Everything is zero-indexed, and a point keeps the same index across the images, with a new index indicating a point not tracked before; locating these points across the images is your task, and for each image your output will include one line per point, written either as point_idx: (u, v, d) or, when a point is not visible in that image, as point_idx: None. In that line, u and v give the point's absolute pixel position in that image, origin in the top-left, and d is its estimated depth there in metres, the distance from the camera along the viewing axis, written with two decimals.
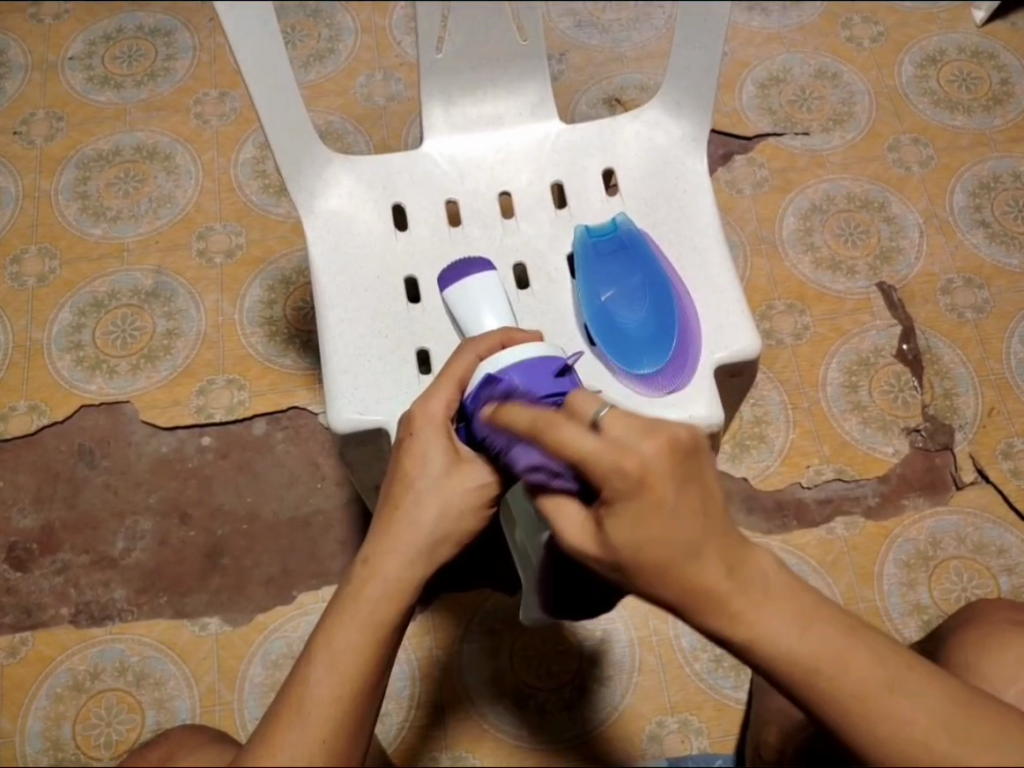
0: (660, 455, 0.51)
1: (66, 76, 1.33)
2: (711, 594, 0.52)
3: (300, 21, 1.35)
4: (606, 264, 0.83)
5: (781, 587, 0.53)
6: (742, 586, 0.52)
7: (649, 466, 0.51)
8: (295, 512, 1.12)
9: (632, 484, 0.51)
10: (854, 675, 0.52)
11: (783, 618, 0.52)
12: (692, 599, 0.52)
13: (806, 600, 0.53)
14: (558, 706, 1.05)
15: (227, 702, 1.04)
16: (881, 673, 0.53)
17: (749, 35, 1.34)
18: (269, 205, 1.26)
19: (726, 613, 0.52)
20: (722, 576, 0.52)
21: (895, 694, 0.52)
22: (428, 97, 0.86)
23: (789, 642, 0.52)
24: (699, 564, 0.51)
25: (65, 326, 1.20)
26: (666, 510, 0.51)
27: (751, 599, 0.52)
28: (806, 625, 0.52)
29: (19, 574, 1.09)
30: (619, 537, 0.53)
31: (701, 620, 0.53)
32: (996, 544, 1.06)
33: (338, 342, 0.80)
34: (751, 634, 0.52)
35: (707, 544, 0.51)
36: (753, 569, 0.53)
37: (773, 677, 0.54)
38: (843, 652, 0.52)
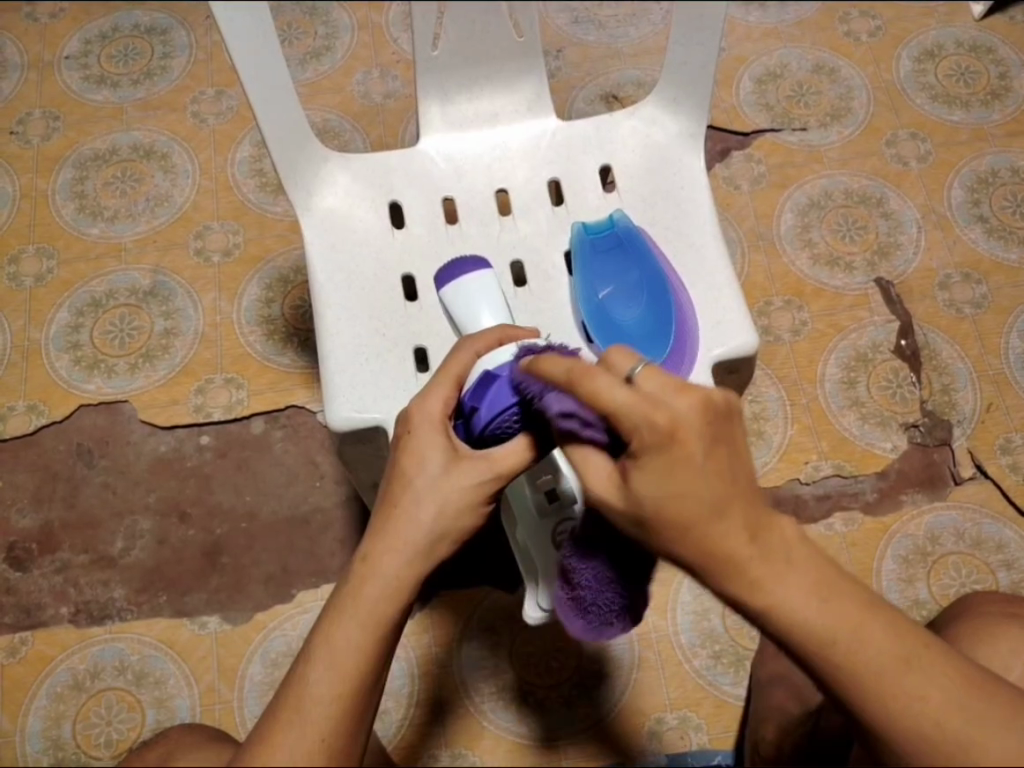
0: (692, 410, 0.51)
1: (63, 75, 1.33)
2: (733, 559, 0.51)
3: (296, 18, 1.35)
4: (602, 260, 0.83)
5: (806, 556, 0.53)
6: (765, 552, 0.52)
7: (679, 420, 0.50)
8: (294, 511, 1.12)
9: (660, 437, 0.51)
10: (874, 646, 0.52)
11: (805, 588, 0.52)
12: (712, 560, 0.52)
13: (829, 571, 0.53)
14: (557, 703, 1.06)
15: (226, 700, 1.04)
16: (898, 648, 0.53)
17: (746, 30, 1.34)
18: (267, 204, 1.26)
19: (747, 579, 0.52)
20: (746, 543, 0.51)
21: (911, 669, 0.53)
22: (424, 95, 0.86)
23: (809, 612, 0.52)
24: (724, 527, 0.51)
25: (63, 326, 1.20)
26: (696, 464, 0.50)
27: (774, 569, 0.52)
28: (827, 595, 0.52)
29: (18, 573, 1.09)
30: (645, 490, 0.52)
31: (721, 582, 0.52)
32: (995, 540, 1.06)
33: (335, 341, 0.80)
34: (772, 601, 0.52)
35: (731, 507, 0.51)
36: (776, 539, 0.52)
37: (789, 647, 0.54)
38: (864, 625, 0.52)
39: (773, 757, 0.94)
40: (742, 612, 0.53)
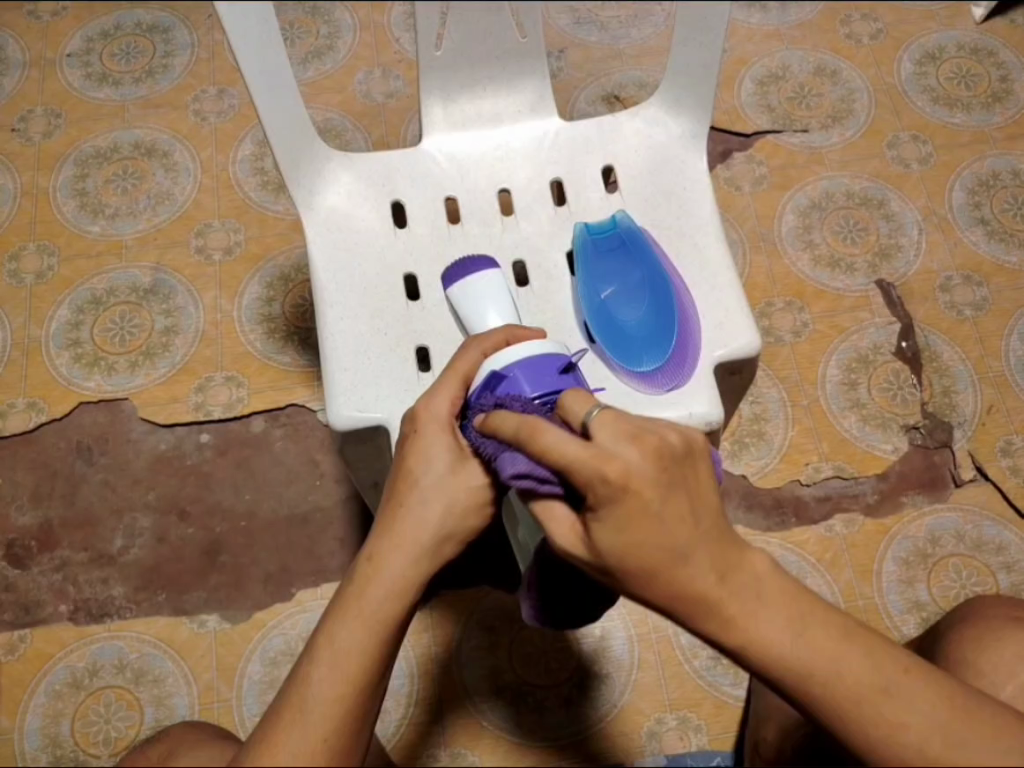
0: (644, 459, 0.50)
1: (65, 73, 1.33)
2: (704, 599, 0.51)
3: (299, 17, 1.35)
4: (604, 261, 0.83)
5: (777, 592, 0.53)
6: (734, 592, 0.52)
7: (632, 473, 0.50)
8: (293, 510, 1.12)
9: (614, 491, 0.50)
10: (849, 677, 0.53)
11: (777, 622, 0.52)
12: (679, 602, 0.52)
13: (803, 605, 0.53)
14: (556, 704, 1.06)
15: (225, 699, 1.04)
16: (876, 677, 0.53)
17: (748, 32, 1.34)
18: (268, 203, 1.26)
19: (719, 620, 0.52)
20: (714, 583, 0.51)
21: (889, 696, 0.53)
22: (427, 94, 0.86)
23: (782, 645, 0.52)
24: (691, 570, 0.51)
25: (64, 323, 1.20)
26: (654, 513, 0.50)
27: (746, 607, 0.52)
28: (800, 630, 0.52)
29: (17, 571, 1.09)
30: (604, 542, 0.52)
31: (693, 622, 0.52)
32: (995, 542, 1.06)
33: (338, 340, 0.80)
34: (742, 640, 0.52)
35: (698, 549, 0.51)
36: (746, 576, 0.52)
37: (766, 677, 0.54)
38: (839, 655, 0.53)
39: (773, 758, 0.94)
40: (718, 648, 0.53)
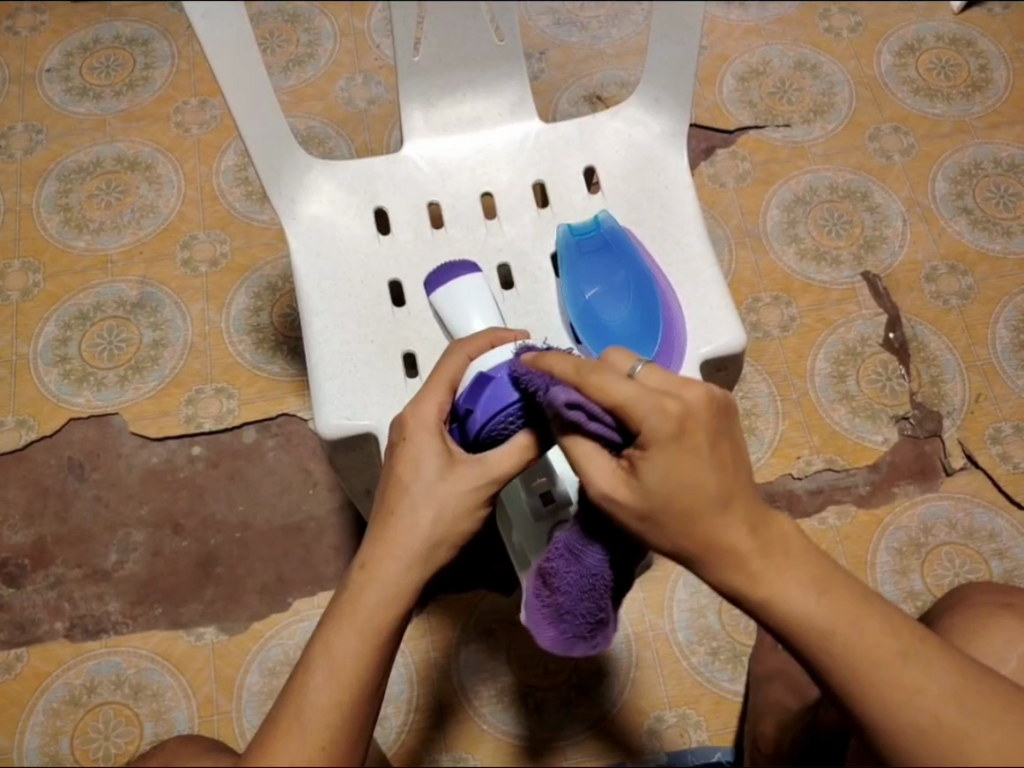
0: (701, 402, 0.51)
1: (45, 88, 1.33)
2: (735, 552, 0.53)
3: (278, 26, 1.35)
4: (588, 261, 0.83)
5: (803, 554, 0.54)
6: (764, 547, 0.53)
7: (689, 413, 0.51)
8: (287, 519, 1.12)
9: (672, 429, 0.51)
10: (871, 640, 0.53)
11: (803, 581, 0.53)
12: (710, 552, 0.53)
13: (826, 570, 0.54)
14: (556, 704, 1.06)
15: (224, 711, 1.04)
16: (898, 642, 0.53)
17: (727, 28, 1.34)
18: (253, 212, 1.25)
19: (745, 570, 0.53)
20: (746, 535, 0.53)
21: (913, 662, 0.53)
22: (407, 100, 0.86)
23: (808, 604, 0.53)
24: (724, 521, 0.52)
25: (51, 340, 1.19)
26: (703, 455, 0.51)
27: (773, 560, 0.53)
28: (824, 589, 0.53)
29: (11, 589, 1.09)
30: (653, 479, 0.52)
31: (720, 574, 0.54)
32: (987, 529, 1.07)
33: (323, 349, 0.80)
34: (769, 594, 0.53)
35: (735, 502, 0.52)
36: (776, 533, 0.54)
37: (789, 638, 0.54)
38: (863, 618, 0.53)
39: (772, 751, 0.94)
40: (739, 602, 0.55)
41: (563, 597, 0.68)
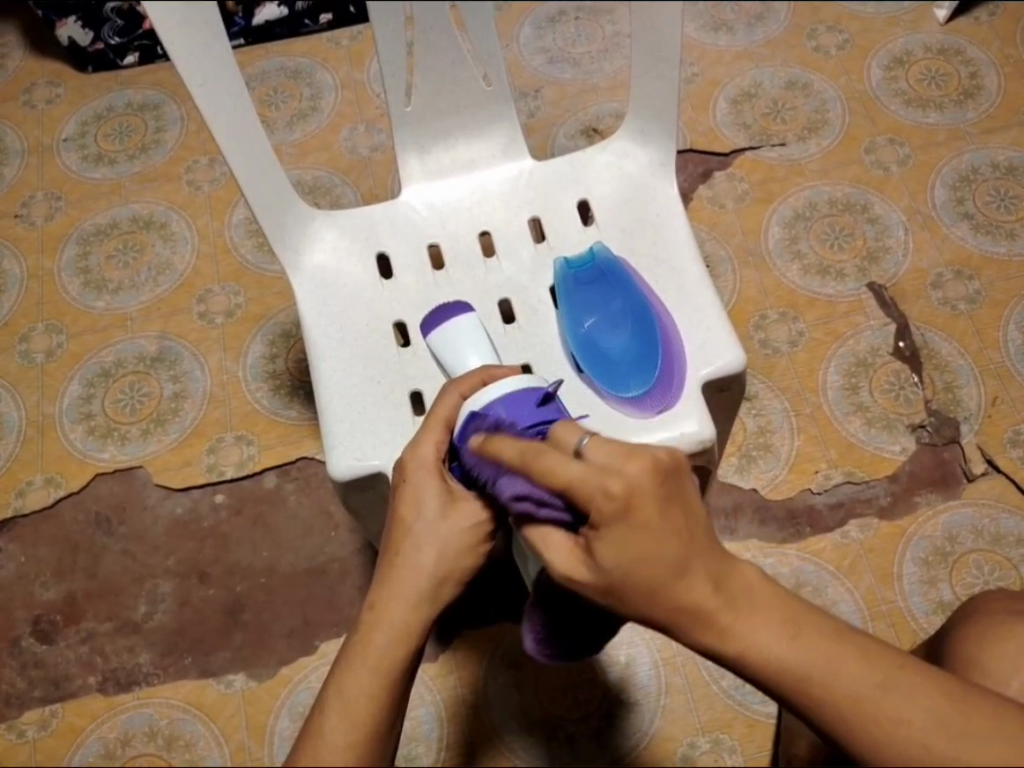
0: (643, 475, 0.52)
1: (62, 157, 1.38)
2: (698, 610, 0.53)
3: (281, 83, 1.39)
4: (585, 293, 0.84)
5: (766, 602, 0.54)
6: (728, 600, 0.53)
7: (634, 488, 0.52)
8: (311, 562, 1.13)
9: (618, 508, 0.52)
10: (846, 677, 0.52)
11: (771, 627, 0.53)
12: (678, 616, 0.53)
13: (794, 609, 0.54)
14: (587, 736, 1.04)
15: (256, 757, 1.04)
16: (874, 674, 0.52)
17: (716, 54, 1.36)
18: (264, 263, 1.29)
19: (714, 627, 0.53)
20: (709, 593, 0.53)
21: (891, 693, 0.52)
22: (403, 149, 0.89)
23: (779, 649, 0.53)
24: (686, 583, 0.52)
25: (75, 398, 1.23)
26: (655, 528, 0.52)
27: (738, 611, 0.53)
28: (794, 633, 0.53)
29: (45, 646, 1.10)
30: (607, 557, 0.53)
31: (692, 635, 0.54)
32: (1014, 533, 1.05)
33: (333, 392, 0.82)
34: (739, 646, 0.53)
35: (695, 562, 0.52)
36: (738, 584, 0.54)
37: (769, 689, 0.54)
38: (836, 656, 0.53)
39: None
40: (718, 661, 0.55)
41: (565, 631, 0.68)
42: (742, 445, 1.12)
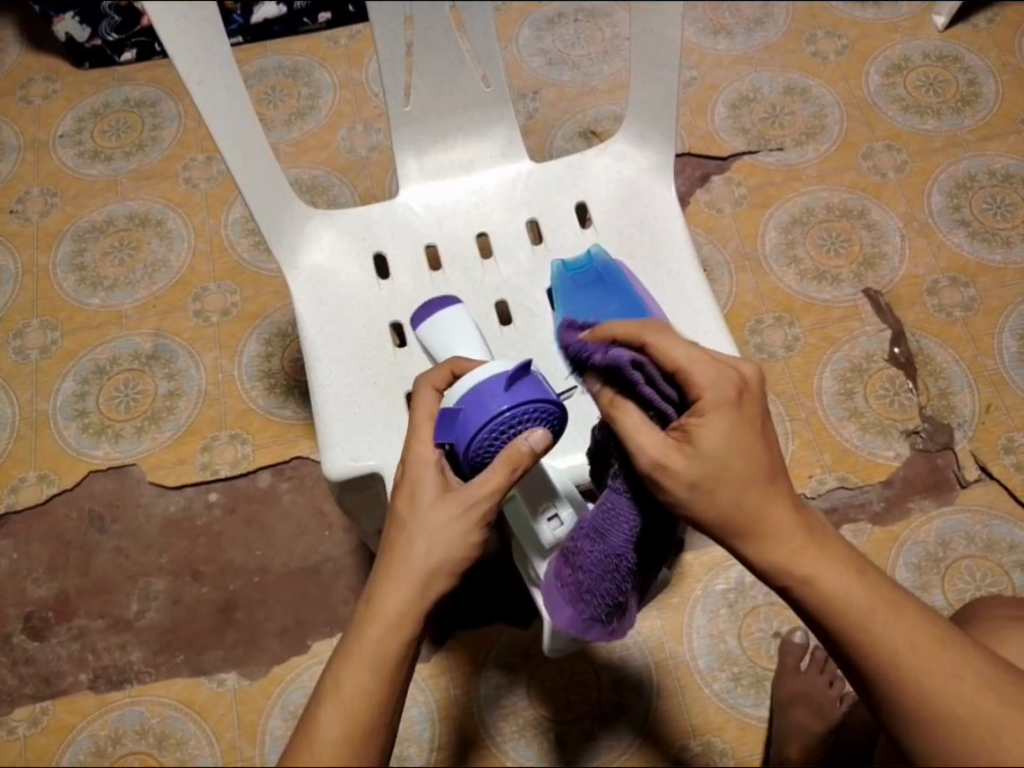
0: (753, 377, 0.58)
1: (58, 154, 1.37)
2: (779, 528, 0.57)
3: (279, 81, 1.39)
4: (583, 292, 0.83)
5: (835, 547, 0.59)
6: (806, 526, 0.58)
7: (744, 386, 0.57)
8: (304, 561, 1.13)
9: (729, 395, 0.56)
10: (898, 622, 0.58)
11: (836, 563, 0.58)
12: (760, 529, 0.57)
13: (854, 556, 0.60)
14: (579, 738, 1.05)
15: (248, 756, 1.04)
16: (925, 630, 0.59)
17: (715, 58, 1.36)
18: (261, 262, 1.28)
19: (789, 548, 0.58)
20: (790, 515, 0.58)
21: (932, 645, 0.59)
22: (401, 149, 0.89)
23: (841, 582, 0.58)
24: (772, 496, 0.57)
25: (69, 395, 1.22)
26: (755, 427, 0.57)
27: (812, 543, 0.58)
28: (856, 572, 0.59)
29: (37, 643, 1.10)
30: (709, 446, 0.56)
31: (765, 552, 0.58)
32: (1007, 540, 1.06)
33: (329, 393, 0.82)
34: (805, 572, 0.58)
35: (781, 478, 0.58)
36: (813, 520, 0.59)
37: (822, 623, 0.59)
38: (890, 600, 0.58)
39: None
40: (779, 584, 0.59)
41: (584, 577, 0.68)
42: None
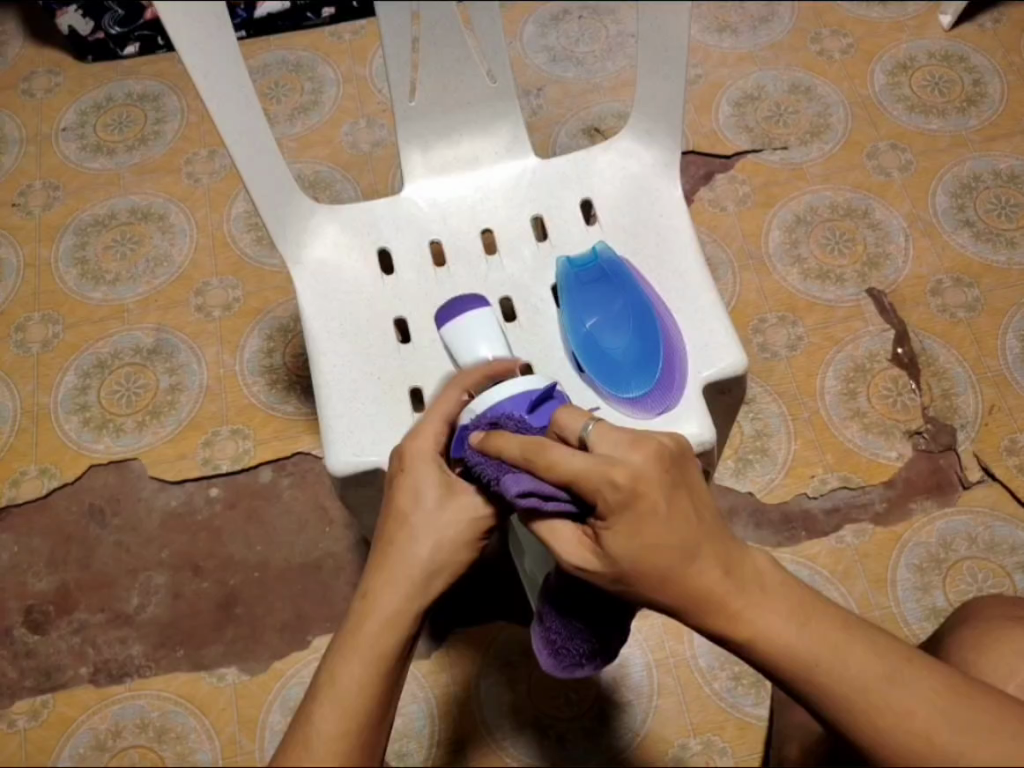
0: (649, 462, 0.54)
1: (61, 147, 1.37)
2: (712, 596, 0.54)
3: (283, 76, 1.38)
4: (586, 291, 0.84)
5: (777, 595, 0.55)
6: (739, 585, 0.54)
7: (640, 475, 0.53)
8: (305, 557, 1.13)
9: (623, 496, 0.53)
10: (852, 665, 0.54)
11: (780, 615, 0.55)
12: (693, 601, 0.54)
13: (803, 597, 0.56)
14: (578, 736, 1.05)
15: (248, 751, 1.04)
16: (881, 665, 0.54)
17: (720, 56, 1.36)
18: (263, 257, 1.28)
19: (726, 612, 0.54)
20: (720, 578, 0.54)
21: (895, 683, 0.54)
22: (406, 144, 0.88)
23: (788, 637, 0.54)
24: (698, 567, 0.54)
25: (71, 389, 1.22)
26: (661, 512, 0.53)
27: (750, 598, 0.54)
28: (803, 620, 0.55)
29: (37, 636, 1.10)
30: (617, 548, 0.54)
31: (704, 620, 0.55)
32: (1009, 542, 1.06)
33: (332, 388, 0.81)
34: (748, 632, 0.55)
35: (703, 545, 0.54)
36: (749, 571, 0.55)
37: (780, 675, 0.56)
38: (842, 644, 0.54)
39: None
40: (728, 645, 0.56)
41: (558, 629, 0.68)
42: (738, 448, 1.12)
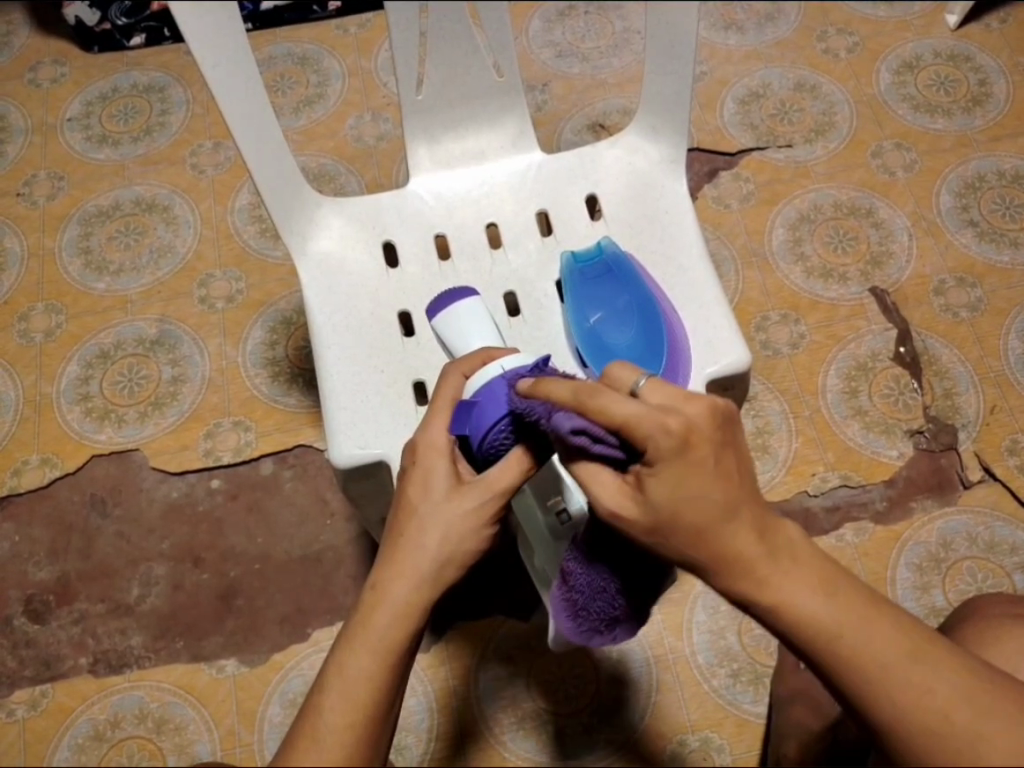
0: (702, 415, 0.50)
1: (65, 137, 1.37)
2: (744, 558, 0.52)
3: (288, 69, 1.38)
4: (591, 286, 0.84)
5: (809, 560, 0.54)
6: (771, 552, 0.53)
7: (692, 428, 0.50)
8: (306, 549, 1.13)
9: (675, 444, 0.50)
10: (876, 640, 0.53)
11: (809, 585, 0.53)
12: (724, 562, 0.52)
13: (831, 568, 0.54)
14: (577, 731, 1.05)
15: (247, 743, 1.04)
16: (902, 644, 0.54)
17: (726, 53, 1.36)
18: (266, 248, 1.28)
19: (755, 577, 0.52)
20: (754, 543, 0.52)
21: (915, 659, 0.54)
22: (411, 138, 0.88)
23: (814, 605, 0.53)
24: (733, 528, 0.51)
25: (73, 379, 1.22)
26: (707, 469, 0.50)
27: (779, 566, 0.53)
28: (831, 591, 0.53)
29: (37, 626, 1.10)
30: (660, 495, 0.52)
31: (731, 583, 0.53)
32: (1009, 542, 1.06)
33: (336, 380, 0.81)
34: (778, 598, 0.53)
35: (743, 507, 0.51)
36: (782, 539, 0.53)
37: (798, 645, 0.54)
38: (867, 618, 0.53)
39: None
40: (750, 610, 0.54)
41: (577, 595, 0.67)
42: None
